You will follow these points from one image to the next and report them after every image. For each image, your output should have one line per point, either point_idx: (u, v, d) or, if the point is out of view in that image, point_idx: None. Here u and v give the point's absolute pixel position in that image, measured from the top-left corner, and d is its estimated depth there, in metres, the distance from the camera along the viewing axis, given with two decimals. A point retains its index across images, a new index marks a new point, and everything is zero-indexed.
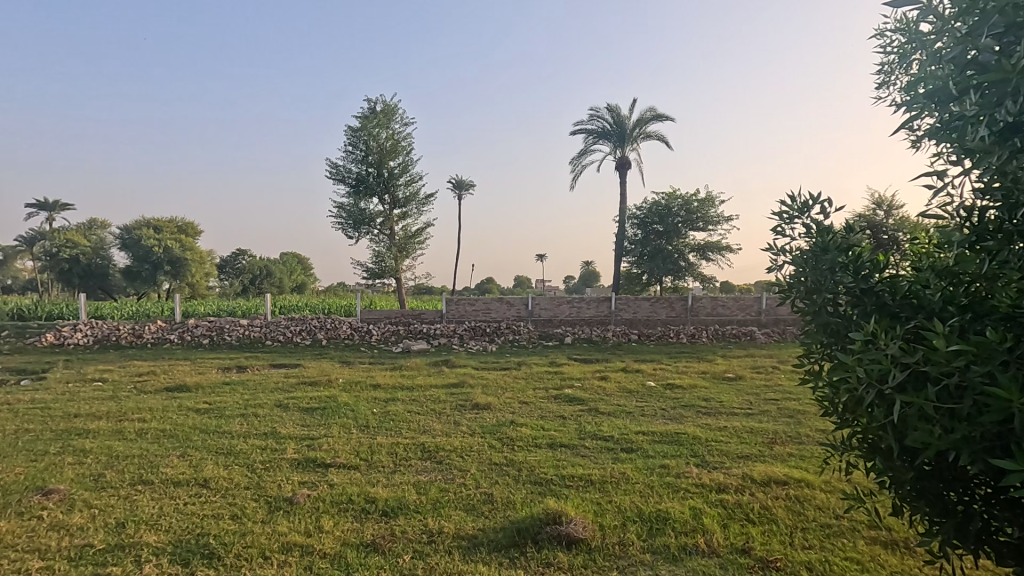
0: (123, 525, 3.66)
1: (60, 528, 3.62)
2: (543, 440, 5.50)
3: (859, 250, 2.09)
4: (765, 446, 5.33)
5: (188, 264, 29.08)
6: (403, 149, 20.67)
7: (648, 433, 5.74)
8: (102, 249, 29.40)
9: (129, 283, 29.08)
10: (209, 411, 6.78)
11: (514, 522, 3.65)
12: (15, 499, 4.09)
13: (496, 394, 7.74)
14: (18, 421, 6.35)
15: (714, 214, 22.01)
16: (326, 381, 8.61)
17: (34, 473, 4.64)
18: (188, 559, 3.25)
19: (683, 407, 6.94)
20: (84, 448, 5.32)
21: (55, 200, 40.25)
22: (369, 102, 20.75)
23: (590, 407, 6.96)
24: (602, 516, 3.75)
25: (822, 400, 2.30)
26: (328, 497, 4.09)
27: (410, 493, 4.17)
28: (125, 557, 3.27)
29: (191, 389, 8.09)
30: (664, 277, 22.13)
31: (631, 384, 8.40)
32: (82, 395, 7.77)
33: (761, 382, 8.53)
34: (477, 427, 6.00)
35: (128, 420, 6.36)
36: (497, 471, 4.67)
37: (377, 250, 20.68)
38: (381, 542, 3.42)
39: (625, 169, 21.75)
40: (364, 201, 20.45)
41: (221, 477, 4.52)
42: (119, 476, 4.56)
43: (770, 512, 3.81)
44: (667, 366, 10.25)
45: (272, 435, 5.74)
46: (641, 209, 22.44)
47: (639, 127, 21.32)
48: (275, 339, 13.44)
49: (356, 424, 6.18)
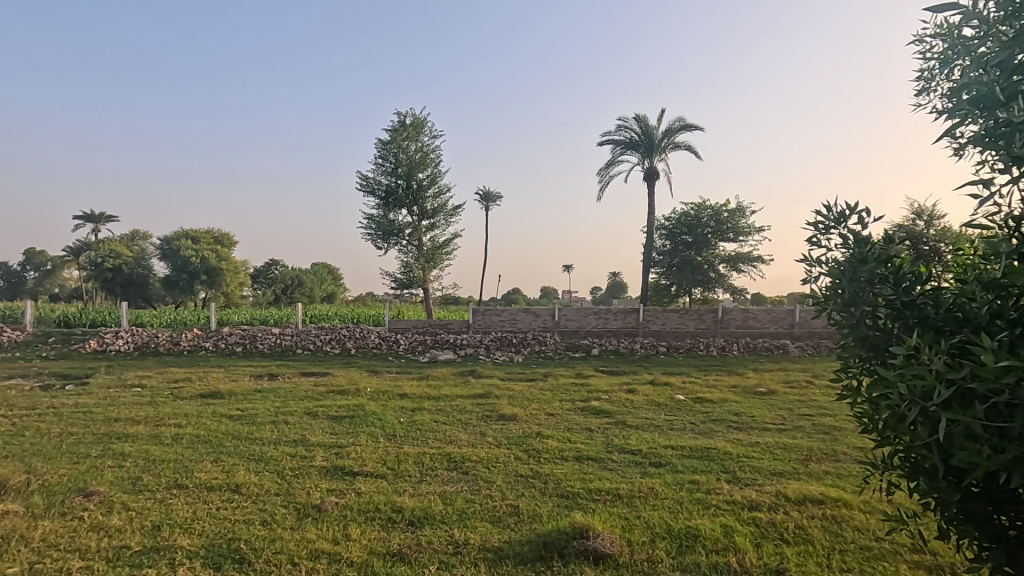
0: (159, 528, 3.75)
1: (99, 529, 3.73)
2: (570, 452, 5.46)
3: (899, 262, 2.04)
4: (799, 463, 5.17)
5: (223, 274, 30.05)
6: (431, 162, 20.95)
7: (677, 448, 5.63)
8: (143, 259, 30.60)
9: (167, 292, 30.20)
10: (242, 417, 6.94)
11: (541, 535, 3.62)
12: (59, 500, 4.24)
13: (522, 405, 7.74)
14: (63, 424, 6.61)
15: (744, 225, 21.63)
16: (354, 389, 8.75)
17: (77, 474, 4.82)
18: (219, 564, 3.30)
19: (713, 422, 6.79)
20: (122, 451, 5.50)
21: (100, 211, 41.80)
22: (400, 114, 21.23)
23: (617, 420, 6.89)
24: (630, 531, 3.69)
25: (860, 416, 2.21)
26: (356, 506, 4.13)
27: (436, 503, 4.17)
28: (160, 560, 3.34)
29: (225, 396, 8.29)
30: (693, 288, 21.79)
31: (659, 397, 8.26)
32: (122, 400, 8.05)
33: (796, 397, 8.28)
34: (504, 438, 5.99)
35: (165, 425, 6.55)
36: (524, 483, 4.64)
37: (405, 260, 20.98)
38: (407, 551, 3.42)
39: (654, 180, 21.57)
40: (392, 212, 20.77)
41: (252, 483, 4.61)
42: (156, 480, 4.69)
43: (805, 532, 3.69)
44: (696, 379, 10.02)
45: (302, 443, 5.84)
46: (669, 220, 22.18)
47: (668, 137, 21.16)
48: (305, 347, 13.71)
49: (383, 433, 6.25)
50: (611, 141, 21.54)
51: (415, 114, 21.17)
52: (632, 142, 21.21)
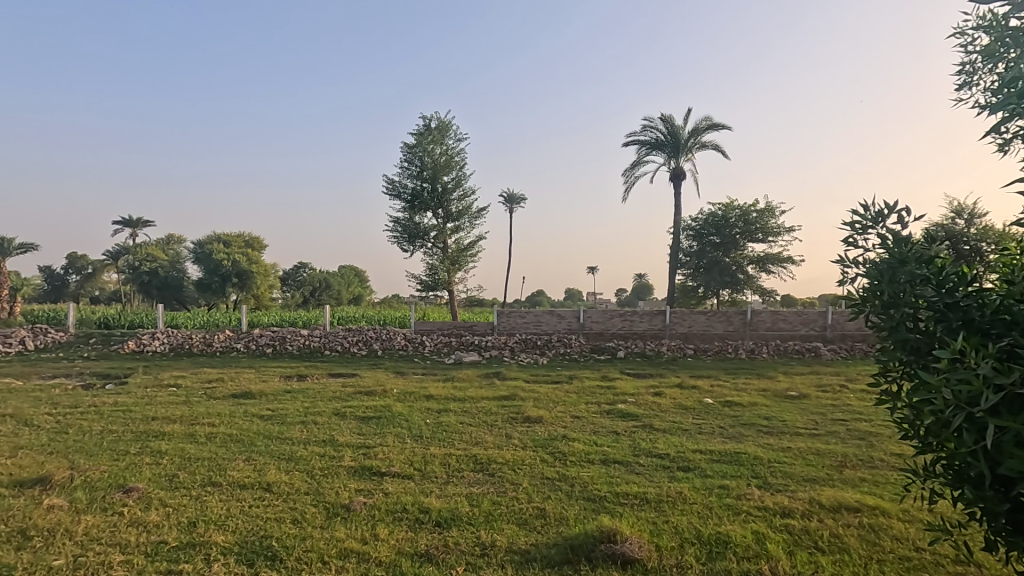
0: (194, 525, 3.85)
1: (138, 525, 3.84)
2: (596, 455, 5.43)
3: (941, 262, 1.98)
4: (833, 470, 5.03)
5: (254, 277, 30.73)
6: (456, 165, 21.10)
7: (706, 452, 5.54)
8: (178, 263, 31.50)
9: (201, 295, 31.04)
10: (272, 417, 7.09)
11: (569, 538, 3.60)
12: (101, 495, 4.39)
13: (548, 407, 7.71)
14: (103, 422, 6.85)
15: (773, 225, 21.20)
16: (381, 390, 8.85)
17: (117, 471, 4.99)
18: (253, 560, 3.38)
19: (743, 426, 6.66)
20: (159, 449, 5.67)
21: (138, 217, 43.29)
22: (425, 118, 21.44)
23: (644, 423, 6.81)
24: (659, 536, 3.65)
25: (900, 422, 2.14)
26: (384, 506, 4.17)
27: (463, 505, 4.20)
28: (196, 555, 3.43)
29: (256, 396, 8.47)
30: (721, 290, 21.43)
31: (687, 400, 8.14)
32: (159, 399, 8.29)
33: (830, 402, 8.06)
34: (530, 440, 5.97)
35: (199, 424, 6.73)
36: (550, 485, 4.62)
37: (430, 263, 21.15)
38: (435, 552, 3.44)
39: (680, 180, 21.31)
40: (418, 215, 20.97)
41: (283, 482, 4.69)
42: (191, 477, 4.82)
43: (841, 541, 3.58)
44: (725, 383, 9.83)
45: (331, 443, 5.93)
46: (696, 221, 21.86)
47: (694, 136, 20.88)
48: (333, 348, 13.93)
49: (410, 434, 6.30)
50: (636, 141, 21.37)
51: (440, 118, 21.36)
52: (658, 142, 20.99)
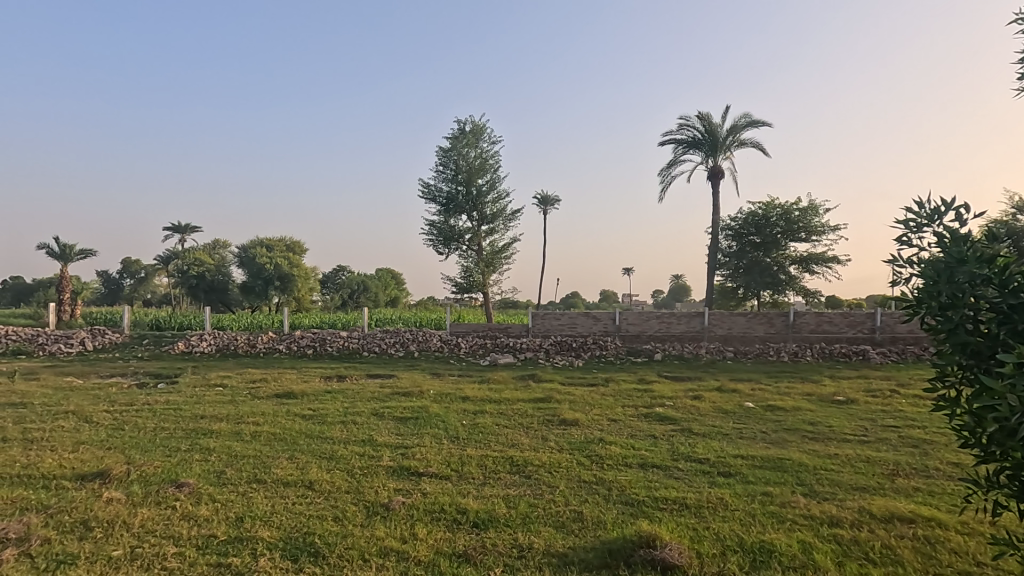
0: (242, 520, 3.99)
1: (189, 518, 4.01)
2: (634, 459, 5.36)
3: (1004, 260, 1.88)
4: (885, 478, 4.82)
5: (295, 280, 31.63)
6: (490, 168, 21.22)
7: (747, 458, 5.39)
8: (224, 267, 32.70)
9: (245, 298, 32.15)
10: (313, 417, 7.28)
11: (606, 542, 3.57)
12: (155, 490, 4.60)
13: (584, 410, 7.66)
14: (156, 420, 7.17)
15: (817, 224, 20.52)
16: (418, 392, 8.97)
17: (170, 466, 5.22)
18: (296, 556, 3.47)
19: (786, 431, 6.45)
20: (208, 446, 5.90)
21: (188, 224, 44.97)
22: (460, 122, 21.65)
23: (682, 427, 6.68)
24: (700, 543, 3.57)
25: (960, 429, 2.03)
26: (422, 506, 4.22)
27: (500, 506, 4.21)
28: (243, 549, 3.55)
29: (298, 396, 8.71)
30: (762, 291, 20.86)
31: (727, 404, 7.94)
32: (207, 398, 8.63)
33: (879, 407, 7.73)
34: (566, 443, 5.94)
35: (244, 423, 6.96)
36: (587, 489, 4.59)
37: (465, 265, 21.33)
38: (472, 553, 3.46)
39: (718, 179, 20.87)
40: (453, 218, 21.18)
41: (325, 480, 4.81)
42: (238, 474, 5.00)
43: (894, 553, 3.43)
44: (767, 386, 9.55)
45: (370, 443, 6.05)
46: (735, 220, 21.31)
47: (733, 134, 20.42)
48: (371, 350, 14.21)
49: (447, 435, 6.37)
50: (672, 141, 21.04)
51: (474, 121, 21.52)
52: (695, 140, 20.60)
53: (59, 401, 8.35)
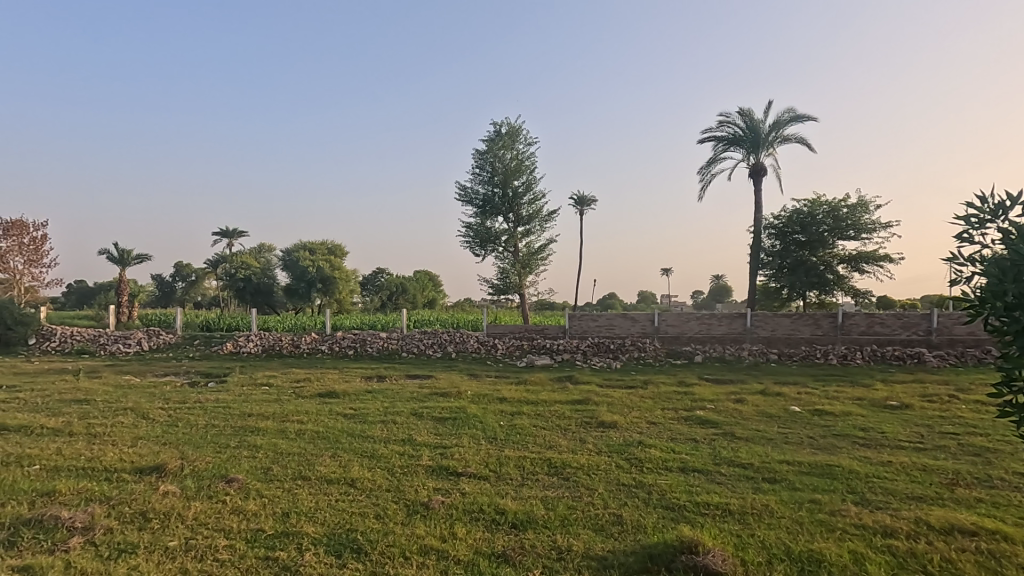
0: (288, 515, 4.11)
1: (239, 512, 4.16)
2: (674, 463, 5.25)
3: None
4: (943, 488, 4.58)
5: (336, 282, 32.46)
6: (527, 169, 21.25)
7: (794, 463, 5.21)
8: (269, 270, 33.84)
9: (289, 300, 33.16)
10: (355, 416, 7.44)
11: (647, 546, 3.52)
12: (206, 484, 4.80)
13: (622, 412, 7.57)
14: (207, 417, 7.47)
15: (867, 221, 19.71)
16: (456, 392, 9.04)
17: (220, 462, 5.43)
18: (340, 552, 3.55)
19: (835, 437, 6.22)
20: (256, 444, 6.11)
21: (236, 229, 46.81)
22: (496, 124, 21.79)
23: (725, 431, 6.52)
24: (744, 550, 3.48)
25: None
26: (461, 506, 4.26)
27: (538, 508, 4.20)
28: (290, 543, 3.67)
29: (339, 396, 8.92)
30: (808, 291, 20.16)
31: (771, 408, 7.71)
32: (254, 397, 8.94)
33: (937, 413, 7.34)
34: (604, 445, 5.89)
35: (289, 421, 7.18)
36: (626, 492, 4.53)
37: (502, 266, 21.42)
38: (511, 554, 3.47)
39: (761, 176, 20.30)
40: (489, 219, 21.31)
41: (366, 478, 4.91)
42: (284, 471, 5.16)
43: (955, 567, 3.25)
44: (814, 390, 9.22)
45: (409, 442, 6.14)
46: (779, 218, 20.64)
47: (776, 130, 19.85)
48: (410, 351, 14.44)
49: (485, 435, 6.40)
50: (712, 138, 20.61)
51: (510, 123, 21.60)
52: (736, 137, 20.10)
53: (119, 399, 8.80)
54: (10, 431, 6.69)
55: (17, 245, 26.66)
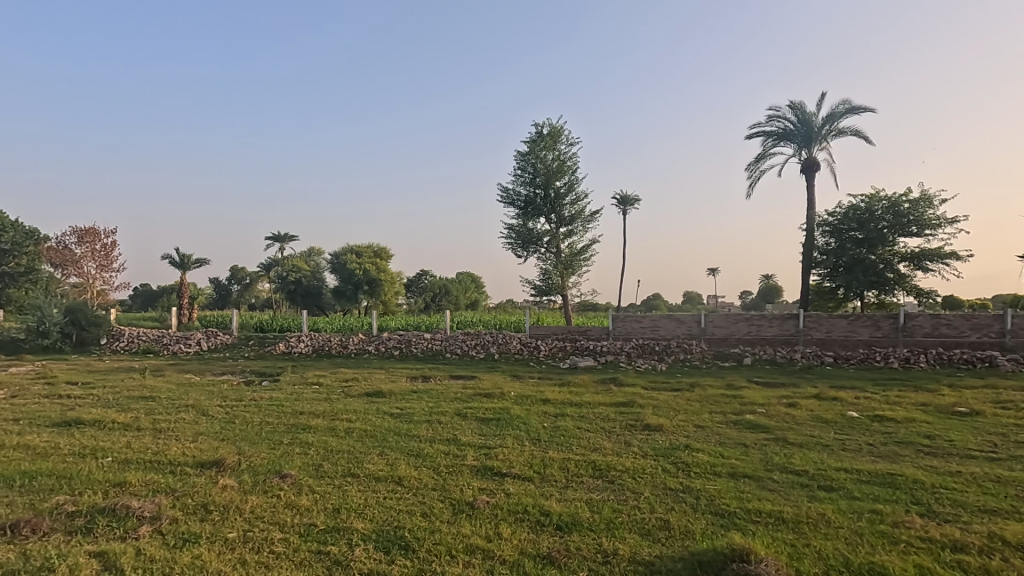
0: (338, 511, 4.23)
1: (292, 507, 4.31)
2: (724, 468, 5.11)
3: None
4: (1020, 501, 4.27)
5: (382, 284, 33.31)
6: (569, 169, 21.16)
7: (852, 471, 4.98)
8: (318, 273, 34.99)
9: (337, 301, 34.20)
10: (401, 415, 7.59)
11: (696, 553, 3.44)
12: (262, 479, 5.00)
13: (669, 415, 7.42)
14: (262, 414, 7.79)
15: (931, 217, 18.65)
16: (499, 393, 9.09)
17: (275, 458, 5.65)
18: (389, 548, 3.63)
19: (898, 445, 5.90)
20: (308, 441, 6.32)
21: (287, 233, 48.66)
22: (538, 125, 21.79)
23: (777, 436, 6.29)
24: (800, 560, 3.35)
25: None
26: (506, 506, 4.28)
27: (583, 510, 4.17)
28: (341, 539, 3.77)
29: (386, 395, 9.12)
30: (865, 291, 19.24)
31: (827, 413, 7.38)
32: (305, 396, 9.26)
33: (1012, 421, 6.86)
34: (650, 449, 5.79)
35: (339, 419, 7.40)
36: (673, 497, 4.44)
37: (544, 267, 21.40)
38: (556, 556, 3.46)
39: (814, 171, 19.53)
40: (532, 221, 21.33)
41: (413, 477, 5.00)
42: (334, 468, 5.31)
43: None
44: (873, 395, 8.78)
45: (454, 442, 6.21)
46: (834, 214, 19.88)
47: (830, 123, 19.05)
48: (454, 351, 14.63)
49: (529, 437, 6.40)
50: (761, 133, 19.97)
51: (552, 124, 21.55)
52: (787, 132, 19.40)
53: (182, 396, 9.28)
54: (86, 425, 7.15)
55: (90, 251, 28.55)
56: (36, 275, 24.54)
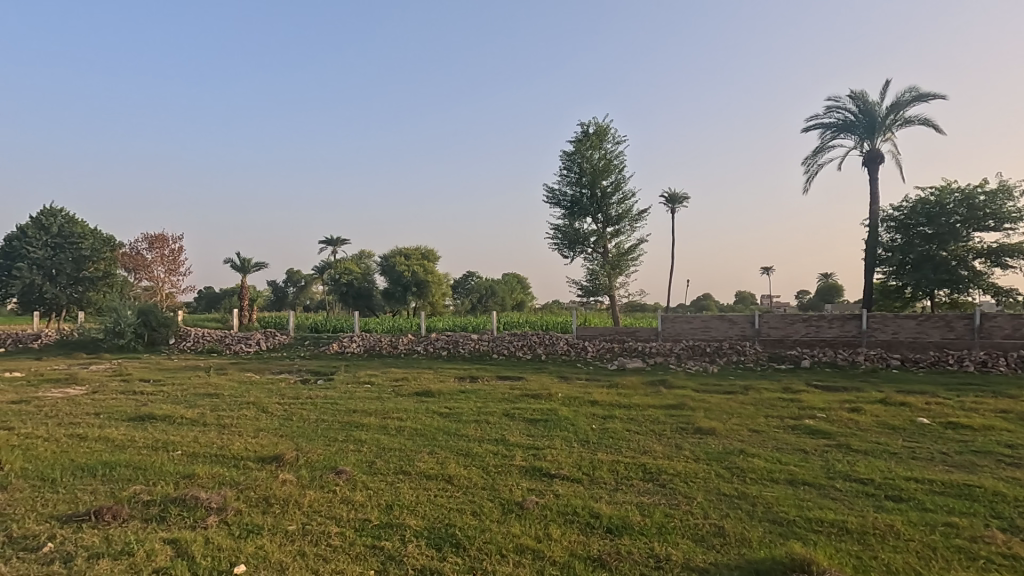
0: (391, 507, 4.34)
1: (348, 502, 4.45)
2: (782, 475, 4.92)
3: None
4: None
5: (429, 285, 34.04)
6: (616, 168, 20.91)
7: (924, 482, 4.69)
8: (368, 275, 36.03)
9: (387, 303, 35.13)
10: (450, 415, 7.69)
11: (753, 561, 3.32)
12: (319, 475, 5.18)
13: (721, 419, 7.20)
14: (318, 412, 8.08)
15: (1010, 209, 17.35)
16: (547, 394, 9.09)
17: (330, 454, 5.85)
18: (441, 545, 3.69)
19: (975, 454, 5.51)
20: (361, 439, 6.50)
21: (339, 238, 50.31)
22: (583, 125, 21.64)
23: (839, 442, 6.00)
24: (867, 573, 3.18)
25: None
26: (556, 507, 4.27)
27: (634, 513, 4.11)
28: (394, 534, 3.86)
29: (434, 395, 9.27)
30: (936, 290, 18.07)
31: (894, 419, 6.98)
32: (358, 394, 9.54)
33: None
34: (702, 453, 5.64)
35: (390, 418, 7.58)
36: (728, 503, 4.31)
37: (591, 268, 21.22)
38: (607, 559, 3.43)
39: (877, 164, 18.53)
40: (578, 221, 21.20)
41: (462, 476, 5.06)
42: (387, 465, 5.44)
43: None
44: (946, 400, 8.24)
45: (503, 442, 6.24)
46: (900, 209, 18.82)
47: (894, 112, 18.03)
48: (501, 352, 14.72)
49: (577, 438, 6.36)
50: (819, 125, 19.12)
51: (598, 123, 21.36)
52: (847, 123, 18.49)
53: (243, 393, 9.75)
54: (157, 420, 7.62)
55: (160, 256, 30.41)
56: (112, 279, 26.33)
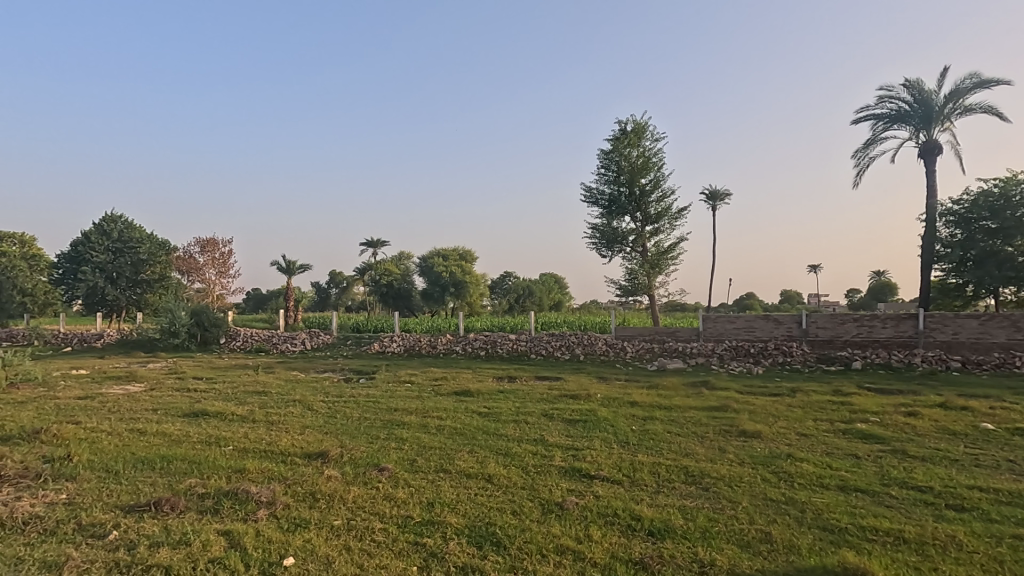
0: (432, 505, 4.40)
1: (390, 499, 4.54)
2: (832, 481, 4.73)
3: None
4: None
5: (467, 285, 34.57)
6: (654, 166, 20.57)
7: (989, 491, 4.43)
8: (407, 276, 36.67)
9: (426, 303, 35.68)
10: (489, 415, 7.74)
11: (803, 569, 3.22)
12: (362, 471, 5.30)
13: (767, 422, 6.99)
14: (361, 410, 8.27)
15: None
16: (585, 394, 9.03)
17: (372, 452, 5.98)
18: (482, 544, 3.72)
19: None
20: (402, 437, 6.62)
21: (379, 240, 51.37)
22: (621, 123, 21.39)
23: (894, 447, 5.73)
24: None
25: None
26: (596, 508, 4.24)
27: (676, 517, 4.04)
28: (435, 532, 3.92)
29: (473, 395, 9.34)
30: (1001, 287, 17.05)
31: (955, 424, 6.62)
32: (399, 393, 9.72)
33: None
34: (747, 456, 5.49)
35: (430, 417, 7.68)
36: (776, 508, 4.18)
37: (629, 267, 20.95)
38: (650, 562, 3.38)
39: (934, 155, 17.60)
40: (616, 220, 20.97)
41: (502, 475, 5.08)
42: (427, 463, 5.52)
43: None
44: (1012, 405, 7.76)
45: (541, 442, 6.24)
46: (960, 203, 17.84)
47: (953, 100, 17.08)
48: (538, 352, 14.71)
49: (617, 439, 6.30)
50: (870, 116, 18.30)
51: (636, 120, 21.07)
52: (901, 113, 17.64)
53: (289, 392, 10.07)
54: (210, 416, 7.96)
55: (210, 259, 31.72)
56: (167, 282, 27.65)
